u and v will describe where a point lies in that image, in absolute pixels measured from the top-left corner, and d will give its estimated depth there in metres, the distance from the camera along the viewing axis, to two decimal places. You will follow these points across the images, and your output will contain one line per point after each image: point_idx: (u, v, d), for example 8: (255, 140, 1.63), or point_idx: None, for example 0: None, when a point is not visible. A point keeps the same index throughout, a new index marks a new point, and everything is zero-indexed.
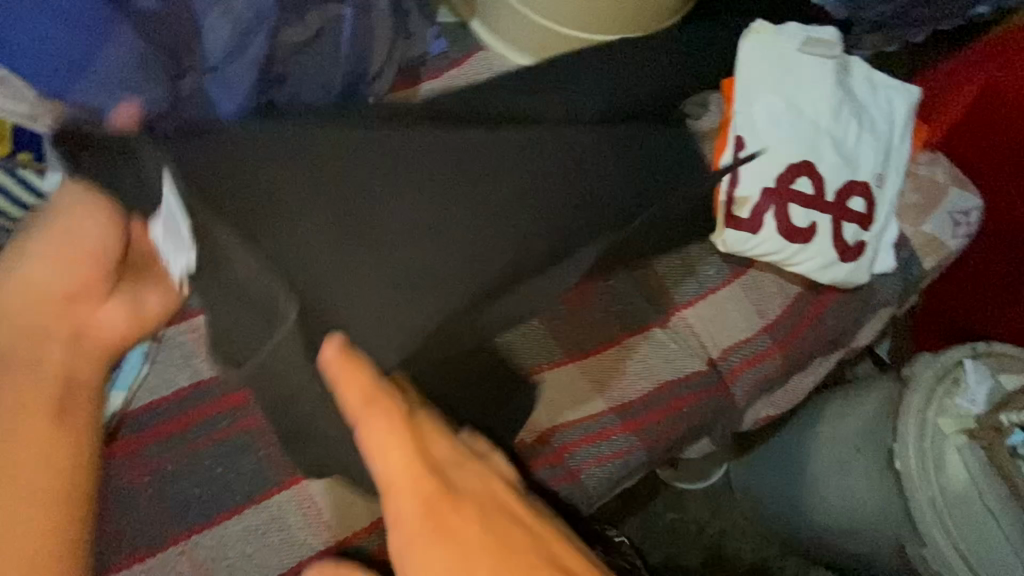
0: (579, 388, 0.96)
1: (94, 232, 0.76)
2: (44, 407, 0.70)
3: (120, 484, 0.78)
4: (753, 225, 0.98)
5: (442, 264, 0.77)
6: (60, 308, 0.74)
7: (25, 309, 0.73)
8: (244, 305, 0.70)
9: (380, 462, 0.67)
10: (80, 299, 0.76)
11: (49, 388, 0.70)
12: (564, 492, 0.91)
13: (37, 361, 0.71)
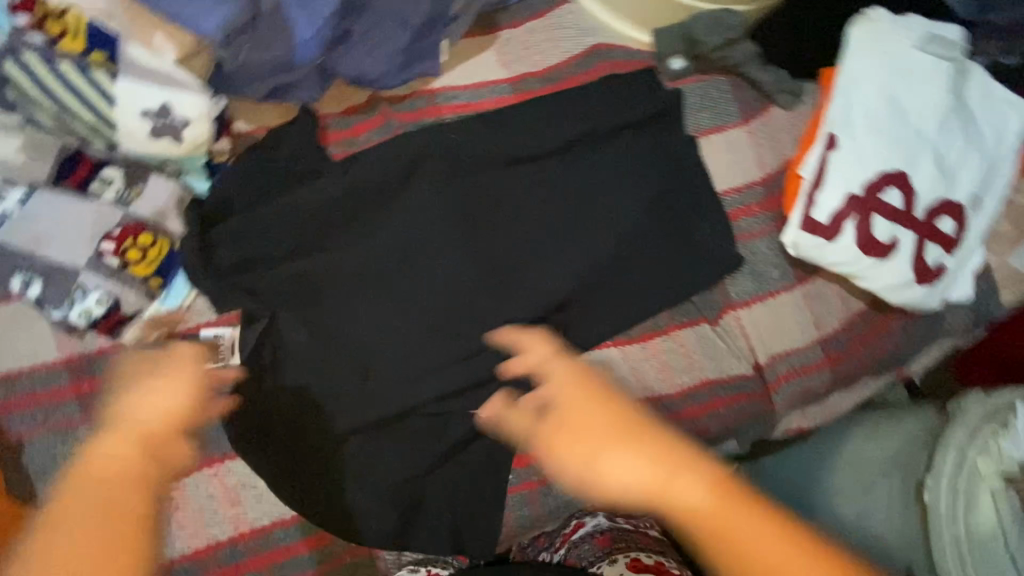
0: (621, 375, 0.91)
1: (157, 401, 0.61)
2: (123, 492, 0.54)
3: None
4: (830, 232, 0.91)
5: (457, 278, 0.85)
6: (145, 424, 0.59)
7: (103, 460, 0.55)
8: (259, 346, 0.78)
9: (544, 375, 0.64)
10: (165, 415, 0.61)
11: (139, 473, 0.56)
12: None
13: (110, 464, 0.55)
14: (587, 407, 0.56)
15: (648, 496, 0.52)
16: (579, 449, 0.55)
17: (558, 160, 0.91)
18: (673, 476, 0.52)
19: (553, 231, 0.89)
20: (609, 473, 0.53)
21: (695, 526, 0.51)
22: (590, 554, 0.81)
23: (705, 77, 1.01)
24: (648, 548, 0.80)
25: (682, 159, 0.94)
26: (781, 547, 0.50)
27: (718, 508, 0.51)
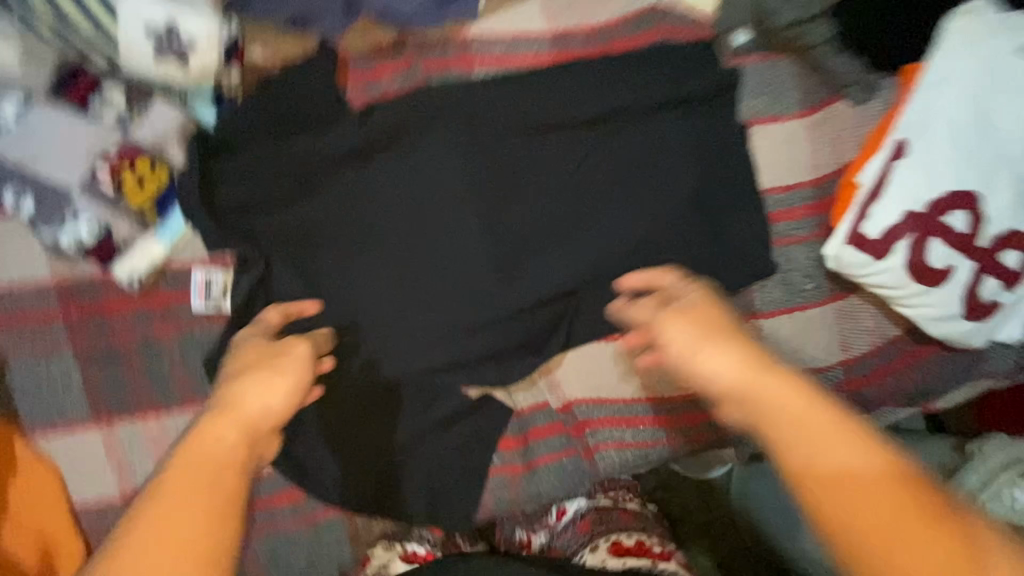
0: (623, 371, 0.87)
1: (267, 399, 0.56)
2: (221, 484, 0.48)
3: (144, 335, 0.73)
4: (880, 249, 0.83)
5: (468, 248, 0.80)
6: (253, 418, 0.54)
7: (211, 441, 0.51)
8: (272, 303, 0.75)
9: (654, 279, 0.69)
10: (272, 416, 0.56)
11: (233, 472, 0.49)
12: (573, 465, 0.87)
13: (221, 453, 0.50)
14: (705, 309, 0.60)
15: (733, 390, 0.53)
16: (689, 334, 0.57)
17: (592, 133, 0.83)
18: (765, 374, 0.52)
19: (580, 210, 0.83)
20: (703, 360, 0.55)
21: (773, 423, 0.50)
22: (573, 540, 0.86)
23: (768, 58, 0.91)
24: (628, 529, 0.83)
25: (732, 149, 0.86)
26: (859, 467, 0.46)
27: (806, 413, 0.49)
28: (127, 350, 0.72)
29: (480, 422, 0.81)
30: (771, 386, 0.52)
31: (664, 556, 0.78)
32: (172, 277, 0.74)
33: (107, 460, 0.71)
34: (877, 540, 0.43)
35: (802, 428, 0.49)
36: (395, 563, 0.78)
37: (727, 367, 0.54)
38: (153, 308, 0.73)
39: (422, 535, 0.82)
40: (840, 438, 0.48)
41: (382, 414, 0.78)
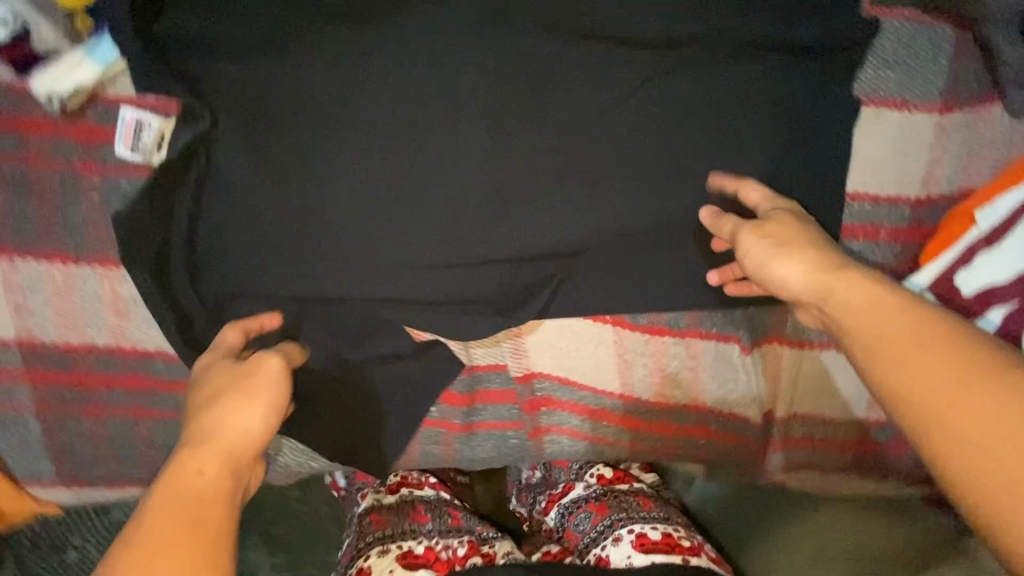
0: (602, 360, 0.75)
1: (244, 422, 0.50)
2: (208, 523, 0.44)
3: (66, 169, 0.62)
4: (969, 308, 0.64)
5: (458, 167, 0.64)
6: (233, 448, 0.49)
7: (192, 480, 0.46)
8: (213, 175, 0.62)
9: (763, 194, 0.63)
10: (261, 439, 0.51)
11: (220, 502, 0.45)
12: (517, 439, 0.79)
13: (200, 489, 0.46)
14: (785, 225, 0.56)
15: (810, 294, 0.52)
16: (759, 244, 0.56)
17: (652, 61, 0.64)
18: (840, 277, 0.50)
19: (608, 158, 0.65)
20: (775, 270, 0.54)
21: (840, 317, 0.50)
22: (589, 528, 0.74)
23: (926, 20, 0.66)
24: (652, 518, 0.71)
25: (822, 131, 0.66)
26: (921, 343, 0.44)
27: (876, 307, 0.48)
28: (42, 179, 0.62)
29: (423, 372, 0.71)
30: (849, 294, 0.49)
31: (694, 551, 0.67)
32: (108, 109, 0.62)
33: (5, 298, 0.63)
34: (943, 403, 0.42)
35: (867, 326, 0.48)
36: (396, 570, 0.66)
37: (810, 280, 0.52)
38: (80, 141, 0.62)
39: (411, 529, 0.71)
40: (908, 329, 0.46)
41: (313, 341, 0.67)
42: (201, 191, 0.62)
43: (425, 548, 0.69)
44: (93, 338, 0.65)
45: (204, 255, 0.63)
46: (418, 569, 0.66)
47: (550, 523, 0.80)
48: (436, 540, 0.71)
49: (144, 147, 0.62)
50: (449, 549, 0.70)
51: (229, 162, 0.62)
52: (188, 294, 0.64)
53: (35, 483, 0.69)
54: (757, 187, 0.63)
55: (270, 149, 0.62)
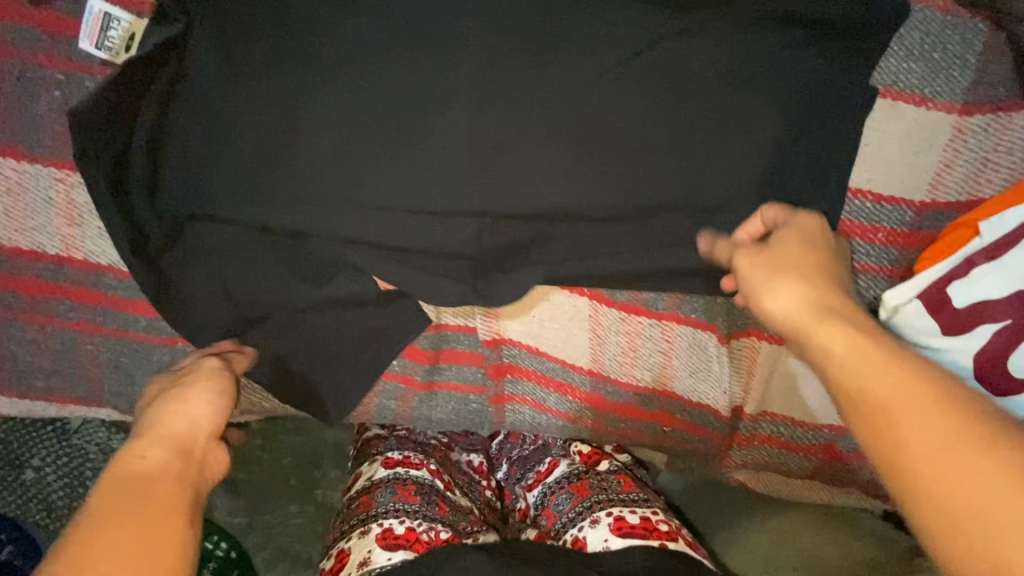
0: (574, 332, 0.72)
1: (189, 416, 0.55)
2: (160, 492, 0.46)
3: (27, 60, 0.58)
4: (955, 321, 0.62)
5: (444, 108, 0.61)
6: (176, 436, 0.52)
7: (138, 464, 0.48)
8: (183, 85, 0.58)
9: (768, 217, 0.58)
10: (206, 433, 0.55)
11: (166, 476, 0.48)
12: (478, 404, 0.76)
13: (143, 469, 0.48)
14: (791, 252, 0.51)
15: (792, 330, 0.47)
16: (758, 268, 0.51)
17: (663, 19, 0.60)
18: (825, 322, 0.45)
19: (604, 118, 0.62)
20: (765, 298, 0.49)
21: (830, 361, 0.43)
22: (567, 509, 0.71)
23: (958, 12, 0.62)
24: (632, 502, 0.68)
25: (832, 119, 0.63)
26: (900, 387, 0.40)
27: (862, 358, 0.42)
28: (2, 68, 0.58)
29: (387, 324, 0.68)
30: (835, 342, 0.43)
31: (672, 535, 0.65)
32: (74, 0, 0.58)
33: None
34: (930, 473, 0.36)
35: (853, 382, 0.42)
36: (373, 551, 0.63)
37: (796, 317, 0.46)
38: (42, 31, 0.58)
39: (395, 508, 0.67)
40: (897, 385, 0.40)
41: (273, 276, 0.64)
42: (171, 101, 0.59)
43: (406, 528, 0.65)
44: (42, 245, 0.62)
45: (168, 170, 0.60)
46: (396, 550, 0.62)
47: (530, 499, 0.77)
48: (420, 521, 0.66)
49: (110, 45, 0.58)
50: (431, 531, 0.65)
51: (202, 73, 0.58)
52: (146, 211, 0.61)
53: None
54: (775, 207, 0.58)
55: (246, 63, 0.58)
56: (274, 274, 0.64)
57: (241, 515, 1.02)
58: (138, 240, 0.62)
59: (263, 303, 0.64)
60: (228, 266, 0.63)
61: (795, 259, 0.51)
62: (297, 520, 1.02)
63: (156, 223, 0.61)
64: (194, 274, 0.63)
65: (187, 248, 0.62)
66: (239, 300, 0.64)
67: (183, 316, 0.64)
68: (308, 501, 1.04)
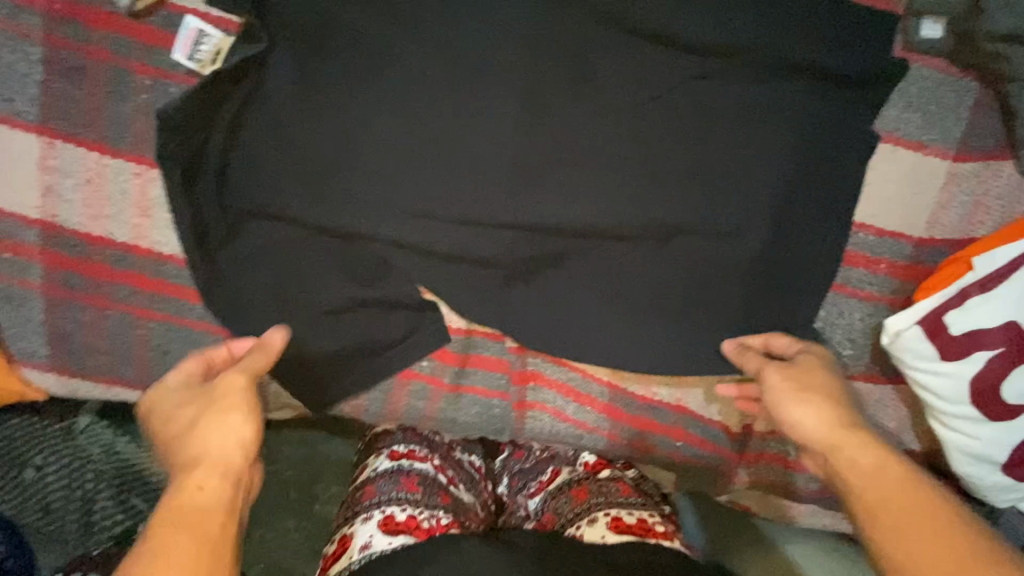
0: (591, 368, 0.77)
1: (235, 433, 0.55)
2: (219, 526, 0.49)
3: (120, 68, 0.65)
4: (953, 348, 0.67)
5: (489, 130, 0.67)
6: (223, 462, 0.53)
7: (196, 496, 0.50)
8: (259, 97, 0.65)
9: (794, 342, 0.69)
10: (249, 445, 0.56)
11: (219, 511, 0.50)
12: (501, 410, 0.80)
13: (199, 503, 0.50)
14: (811, 370, 0.64)
15: (818, 442, 0.59)
16: (781, 384, 0.63)
17: (691, 62, 0.68)
18: (857, 442, 0.57)
19: (633, 148, 0.68)
20: (790, 409, 0.61)
21: (841, 471, 0.56)
22: (568, 510, 0.75)
23: (951, 71, 0.70)
24: (629, 504, 0.72)
25: (838, 159, 0.69)
26: (899, 504, 0.52)
27: (887, 485, 0.53)
28: (95, 70, 0.64)
29: (418, 329, 0.72)
30: (866, 469, 0.55)
31: (666, 535, 0.68)
32: (169, 18, 0.65)
33: (38, 178, 0.65)
34: None
35: (875, 501, 0.53)
36: (375, 536, 0.65)
37: (823, 428, 0.59)
38: (137, 44, 0.65)
39: (397, 496, 0.70)
40: (920, 513, 0.50)
41: (316, 277, 0.68)
42: (246, 110, 0.65)
43: (407, 515, 0.68)
44: (113, 232, 0.67)
45: (234, 172, 0.66)
46: (396, 535, 0.65)
47: (532, 507, 0.80)
48: (422, 509, 0.69)
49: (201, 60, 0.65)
50: (432, 519, 0.68)
51: (278, 88, 0.64)
52: (208, 210, 0.66)
53: (28, 365, 0.70)
54: (783, 335, 0.70)
55: (317, 82, 0.64)
56: (319, 275, 0.68)
57: None
58: (197, 237, 0.67)
59: (304, 299, 0.68)
60: (277, 266, 0.67)
61: (810, 378, 0.63)
62: (293, 536, 1.02)
63: (215, 221, 0.66)
64: (242, 270, 0.67)
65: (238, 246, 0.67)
66: (284, 297, 0.68)
67: (228, 311, 0.68)
68: (305, 517, 1.04)
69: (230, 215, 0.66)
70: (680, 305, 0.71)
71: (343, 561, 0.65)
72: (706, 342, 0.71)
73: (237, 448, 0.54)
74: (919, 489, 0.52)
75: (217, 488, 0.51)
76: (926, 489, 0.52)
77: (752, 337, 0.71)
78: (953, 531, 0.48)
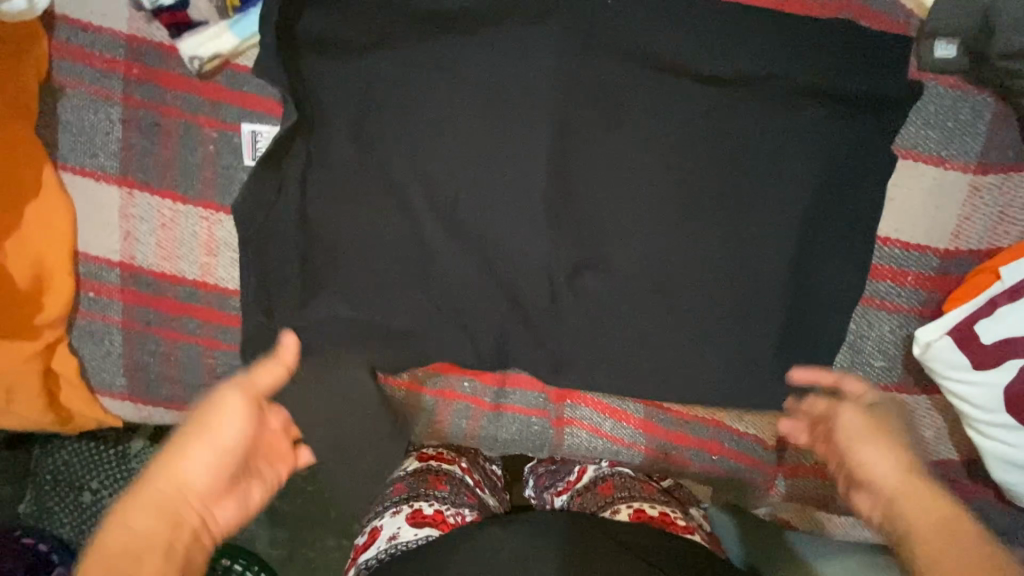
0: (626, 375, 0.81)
1: (228, 419, 0.57)
2: (150, 535, 0.50)
3: (190, 123, 0.72)
4: (986, 356, 0.68)
5: (526, 166, 0.73)
6: (174, 490, 0.53)
7: (159, 493, 0.53)
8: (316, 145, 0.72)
9: (877, 401, 0.64)
10: (206, 497, 0.55)
11: (173, 509, 0.53)
12: (539, 426, 0.83)
13: (165, 500, 0.52)
14: (886, 429, 0.61)
15: (883, 484, 0.58)
16: (855, 423, 0.62)
17: (710, 92, 0.72)
18: (926, 490, 0.56)
19: (658, 175, 0.73)
20: (857, 449, 0.60)
21: (908, 519, 0.55)
22: (593, 502, 0.80)
23: (964, 88, 0.73)
24: (652, 499, 0.79)
25: (858, 177, 0.72)
26: (953, 539, 0.51)
27: (941, 516, 0.53)
28: (169, 126, 0.72)
29: (458, 351, 0.76)
30: (914, 500, 0.55)
31: (687, 530, 0.76)
32: (234, 77, 0.72)
33: (118, 225, 0.72)
34: None
35: (930, 529, 0.53)
36: (402, 528, 0.74)
37: (891, 466, 0.58)
38: (205, 100, 0.72)
39: (425, 492, 0.78)
40: (966, 541, 0.50)
41: (364, 306, 0.73)
42: (300, 156, 0.71)
43: (433, 510, 0.76)
44: (183, 271, 0.73)
45: (287, 212, 0.71)
46: (422, 527, 0.74)
47: (558, 504, 0.84)
48: (447, 505, 0.77)
49: (247, 155, 0.72)
50: (457, 515, 0.76)
51: (335, 136, 0.72)
52: (258, 247, 0.71)
53: (106, 394, 0.76)
54: (856, 376, 0.66)
55: (370, 130, 0.72)
56: (365, 306, 0.73)
57: (284, 543, 1.07)
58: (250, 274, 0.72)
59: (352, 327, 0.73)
60: (331, 297, 0.73)
61: (884, 430, 0.61)
62: (335, 554, 1.07)
63: (268, 257, 0.71)
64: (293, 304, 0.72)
65: (292, 280, 0.72)
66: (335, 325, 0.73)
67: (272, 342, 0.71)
68: (346, 536, 1.07)
69: (286, 252, 0.72)
70: (708, 322, 0.74)
71: (371, 549, 0.75)
72: (736, 357, 0.74)
73: (223, 409, 0.57)
74: (970, 528, 0.52)
75: (163, 469, 0.54)
76: (977, 530, 0.52)
77: (840, 373, 0.67)
78: (992, 554, 0.49)
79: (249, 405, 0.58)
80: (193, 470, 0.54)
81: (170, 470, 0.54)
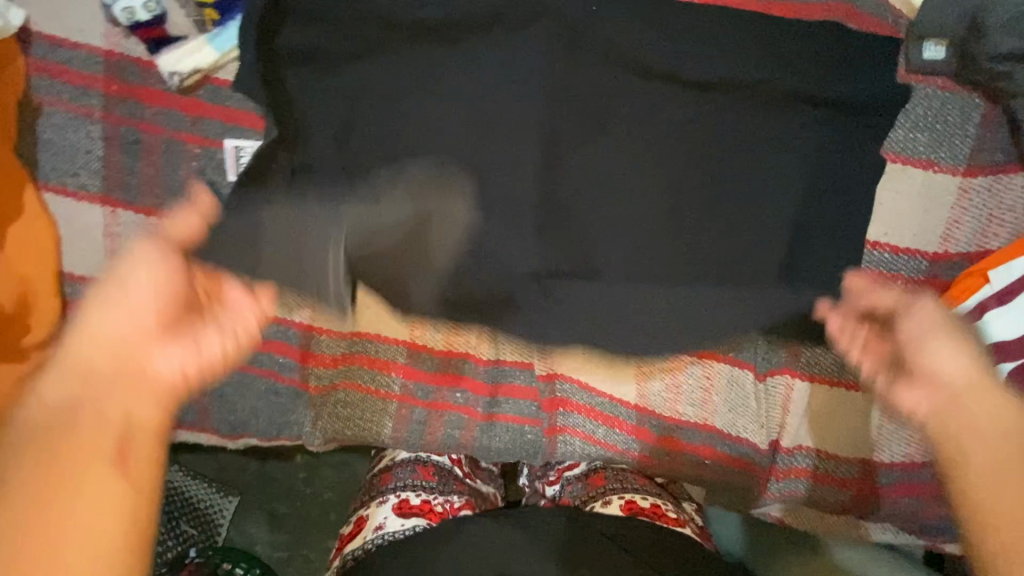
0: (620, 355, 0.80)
1: (141, 271, 0.53)
2: (98, 385, 0.48)
3: (174, 137, 0.71)
4: None
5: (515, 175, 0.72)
6: (108, 339, 0.50)
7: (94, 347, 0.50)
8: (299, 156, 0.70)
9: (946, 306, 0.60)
10: (141, 343, 0.52)
11: (113, 360, 0.50)
12: (533, 435, 0.83)
13: (100, 357, 0.50)
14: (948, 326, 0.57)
15: (944, 381, 0.55)
16: (919, 318, 0.59)
17: (699, 98, 0.71)
18: (993, 395, 0.53)
19: (648, 181, 0.72)
20: (927, 347, 0.57)
21: (965, 420, 0.52)
22: (581, 492, 0.85)
23: (956, 89, 0.72)
24: (644, 490, 0.83)
25: (848, 180, 0.71)
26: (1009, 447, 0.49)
27: (994, 415, 0.52)
28: (151, 143, 0.71)
29: None
30: (973, 400, 0.53)
31: (678, 521, 0.80)
32: (216, 92, 0.71)
33: (104, 244, 0.72)
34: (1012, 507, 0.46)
35: (978, 429, 0.51)
36: (389, 517, 0.78)
37: (961, 371, 0.55)
38: (186, 115, 0.71)
39: (413, 482, 0.82)
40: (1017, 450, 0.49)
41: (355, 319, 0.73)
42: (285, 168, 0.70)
43: (421, 500, 0.80)
44: None
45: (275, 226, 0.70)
46: (409, 517, 0.78)
47: (550, 491, 0.88)
48: (435, 495, 0.81)
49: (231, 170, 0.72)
50: (446, 503, 0.81)
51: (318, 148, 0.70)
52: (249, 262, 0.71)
53: None
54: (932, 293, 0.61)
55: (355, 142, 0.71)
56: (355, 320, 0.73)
57: (284, 546, 1.07)
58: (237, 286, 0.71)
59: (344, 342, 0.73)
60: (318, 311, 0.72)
61: (956, 335, 0.57)
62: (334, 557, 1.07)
63: None
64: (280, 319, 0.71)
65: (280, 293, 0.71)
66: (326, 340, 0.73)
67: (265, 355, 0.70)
68: None
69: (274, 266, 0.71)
70: (700, 326, 0.74)
71: (359, 538, 0.77)
72: None
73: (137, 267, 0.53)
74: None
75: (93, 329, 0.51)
76: None
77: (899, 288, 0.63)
78: None
79: (159, 252, 0.54)
80: (129, 320, 0.51)
81: (91, 327, 0.50)
